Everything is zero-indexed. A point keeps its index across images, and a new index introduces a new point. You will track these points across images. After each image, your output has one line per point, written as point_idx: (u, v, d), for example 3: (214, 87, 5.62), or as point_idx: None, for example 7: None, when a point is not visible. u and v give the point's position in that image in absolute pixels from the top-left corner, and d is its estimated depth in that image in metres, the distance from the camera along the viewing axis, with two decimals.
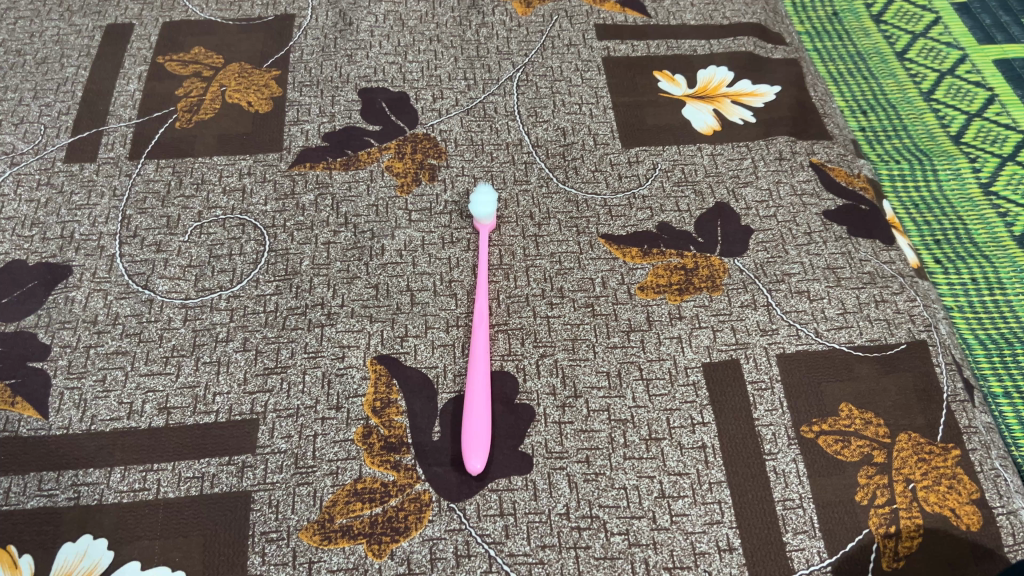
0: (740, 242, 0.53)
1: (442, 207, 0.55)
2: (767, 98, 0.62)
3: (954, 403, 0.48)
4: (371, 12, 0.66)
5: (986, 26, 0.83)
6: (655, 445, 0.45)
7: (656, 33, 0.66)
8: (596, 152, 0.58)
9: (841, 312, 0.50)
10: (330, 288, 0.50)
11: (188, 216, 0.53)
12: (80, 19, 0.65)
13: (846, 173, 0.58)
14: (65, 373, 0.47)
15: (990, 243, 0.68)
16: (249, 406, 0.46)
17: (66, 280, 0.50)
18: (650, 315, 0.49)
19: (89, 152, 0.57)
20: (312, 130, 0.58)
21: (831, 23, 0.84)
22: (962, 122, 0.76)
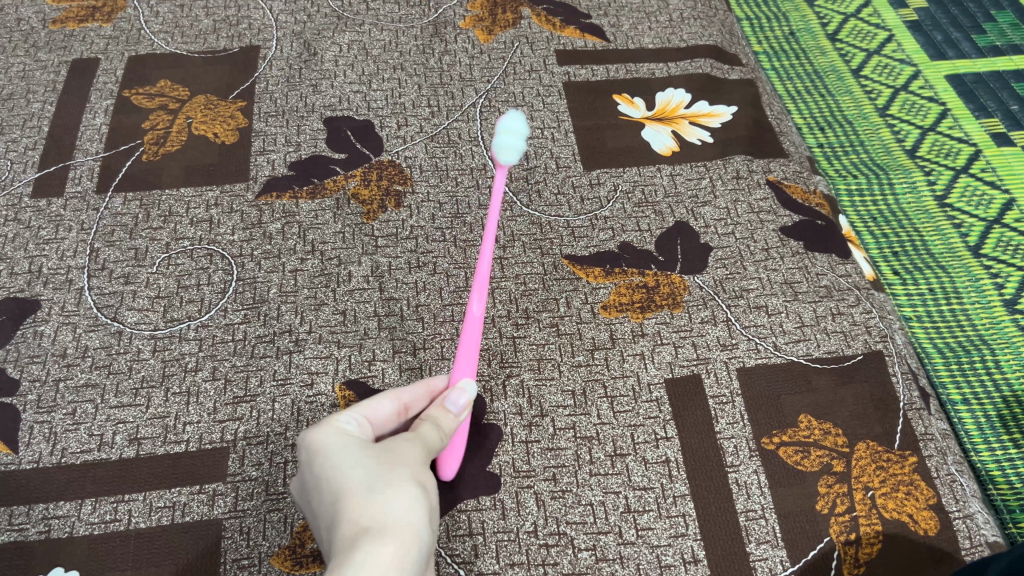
0: (700, 259, 0.54)
1: (408, 232, 0.55)
2: (724, 118, 0.64)
3: (910, 411, 0.49)
4: (335, 43, 0.67)
5: (938, 42, 0.85)
6: (620, 461, 0.46)
7: (615, 57, 0.67)
8: (559, 175, 0.59)
9: (798, 325, 0.52)
10: (298, 315, 0.51)
11: (156, 247, 0.54)
12: (45, 55, 0.65)
13: (802, 190, 0.60)
14: (35, 407, 0.47)
15: (947, 254, 0.69)
16: (219, 435, 0.46)
17: (34, 314, 0.51)
18: (613, 333, 0.50)
19: (57, 187, 0.57)
20: (278, 159, 0.59)
21: (788, 43, 0.86)
22: (916, 135, 0.78)
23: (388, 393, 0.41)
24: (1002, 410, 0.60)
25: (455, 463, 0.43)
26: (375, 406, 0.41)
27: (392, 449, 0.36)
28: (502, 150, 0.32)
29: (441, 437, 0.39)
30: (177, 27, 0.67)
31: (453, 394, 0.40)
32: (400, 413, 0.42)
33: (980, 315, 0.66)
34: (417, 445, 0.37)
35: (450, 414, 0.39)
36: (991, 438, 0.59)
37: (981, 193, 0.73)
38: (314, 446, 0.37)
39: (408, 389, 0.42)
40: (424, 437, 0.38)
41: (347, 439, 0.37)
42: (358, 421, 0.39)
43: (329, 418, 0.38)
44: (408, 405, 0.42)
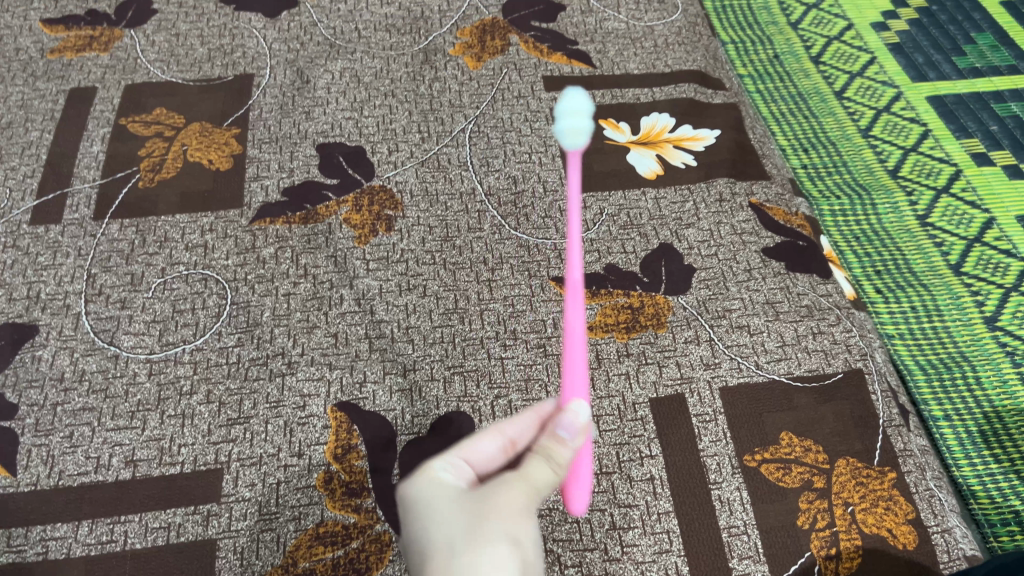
0: (683, 280, 0.56)
1: (398, 255, 0.57)
2: (708, 142, 0.65)
3: (890, 428, 0.50)
4: (328, 70, 0.68)
5: (919, 64, 0.87)
6: (605, 479, 0.47)
7: (601, 83, 0.69)
8: (546, 199, 0.60)
9: (780, 345, 0.53)
10: (290, 338, 0.52)
11: (152, 272, 0.55)
12: (44, 84, 0.66)
13: (784, 212, 0.61)
14: (33, 431, 0.48)
15: (929, 272, 0.71)
16: (214, 456, 0.47)
17: (32, 339, 0.52)
18: (598, 354, 0.52)
19: (55, 214, 0.58)
20: (271, 185, 0.60)
21: (772, 66, 0.88)
22: (898, 156, 0.79)
23: (492, 430, 0.38)
24: (983, 425, 0.62)
25: (582, 495, 0.38)
26: (475, 448, 0.37)
27: (484, 500, 0.33)
28: (568, 135, 0.29)
29: (554, 473, 0.34)
30: (172, 56, 0.69)
31: (565, 417, 0.34)
32: (507, 449, 0.38)
33: (961, 332, 0.67)
34: (518, 491, 0.33)
35: (563, 443, 0.34)
36: (973, 454, 0.60)
37: (962, 212, 0.75)
38: (406, 498, 0.34)
39: (514, 422, 0.39)
40: (528, 478, 0.34)
41: (439, 491, 0.34)
42: (455, 465, 0.36)
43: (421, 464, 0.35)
44: (515, 440, 0.38)
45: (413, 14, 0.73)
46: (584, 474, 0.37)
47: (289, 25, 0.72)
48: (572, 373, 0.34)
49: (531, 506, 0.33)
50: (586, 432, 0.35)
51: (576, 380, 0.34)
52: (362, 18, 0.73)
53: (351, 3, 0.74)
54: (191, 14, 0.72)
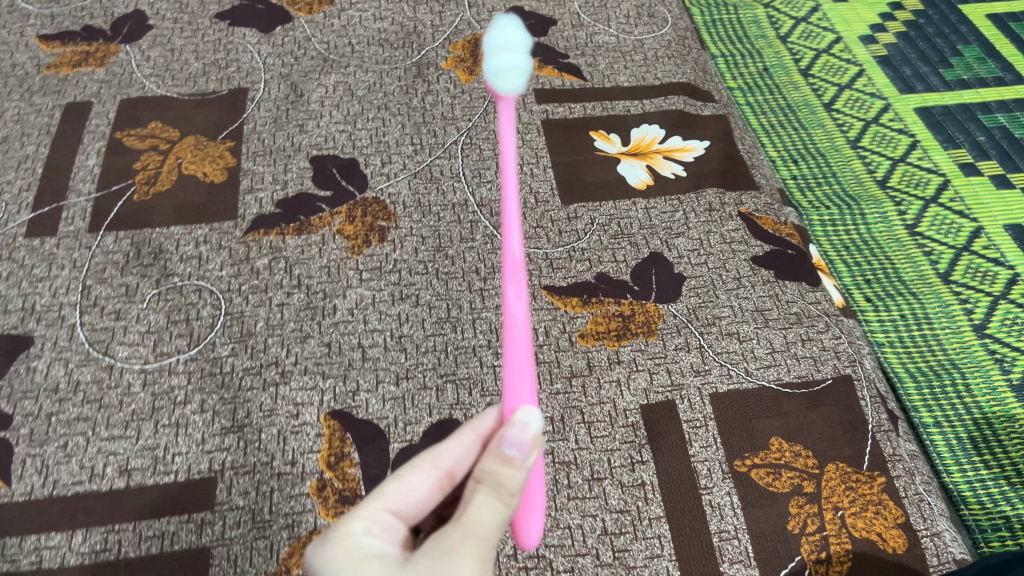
0: (674, 288, 0.56)
1: (391, 265, 0.57)
2: (697, 153, 0.66)
3: (879, 433, 0.51)
4: (321, 84, 0.69)
5: (906, 76, 0.88)
6: (597, 485, 0.47)
7: (591, 95, 0.70)
8: (537, 210, 0.61)
9: (769, 351, 0.53)
10: (284, 348, 0.53)
11: (146, 284, 0.56)
12: (40, 99, 0.67)
13: (773, 221, 0.62)
14: (28, 441, 0.48)
15: (917, 280, 0.71)
16: (208, 465, 0.47)
17: (27, 350, 0.52)
18: (590, 361, 0.52)
19: (50, 226, 0.59)
20: (265, 198, 0.61)
21: (762, 78, 0.89)
22: (887, 167, 0.80)
23: (426, 463, 0.35)
24: (973, 432, 0.62)
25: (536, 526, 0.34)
26: (406, 491, 0.34)
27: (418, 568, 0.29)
28: (501, 76, 0.26)
29: (503, 502, 0.31)
30: (167, 71, 0.70)
31: (510, 432, 0.31)
32: (443, 484, 0.35)
33: (950, 340, 0.68)
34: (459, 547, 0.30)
35: (513, 464, 0.31)
36: (963, 460, 0.61)
37: (950, 222, 0.76)
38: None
39: (449, 450, 0.36)
40: (471, 528, 0.30)
41: (364, 564, 0.30)
42: (381, 523, 0.33)
43: (337, 532, 0.32)
44: (451, 471, 0.35)
45: (406, 29, 0.74)
46: (531, 500, 0.34)
47: (283, 40, 0.72)
48: (519, 378, 0.31)
49: (481, 560, 0.30)
50: (537, 447, 0.32)
51: (521, 380, 0.31)
52: (355, 32, 0.74)
53: (345, 17, 0.75)
54: (186, 29, 0.73)
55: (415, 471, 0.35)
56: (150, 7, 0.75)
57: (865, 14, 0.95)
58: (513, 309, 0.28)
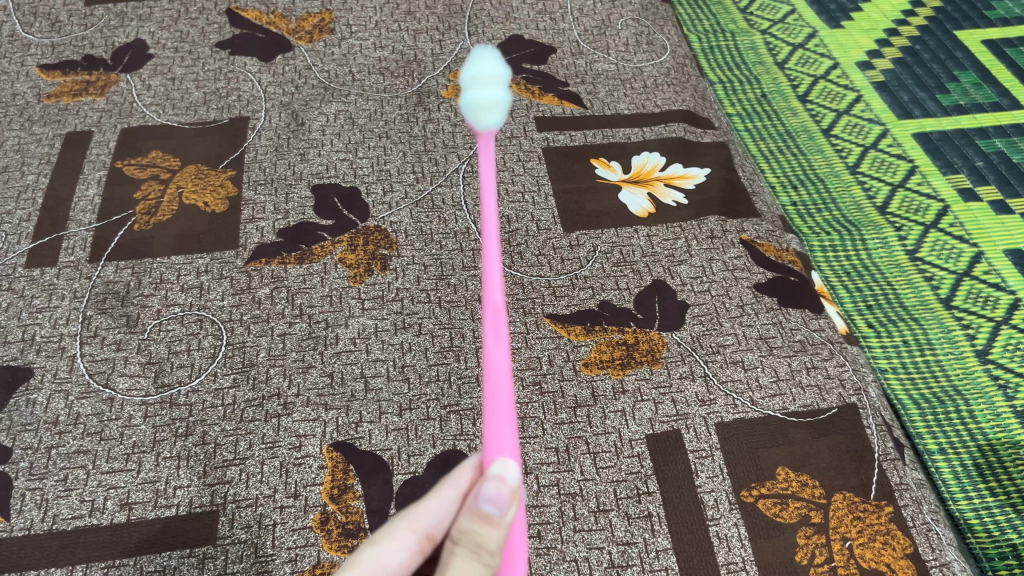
0: (677, 316, 0.56)
1: (394, 294, 0.57)
2: (698, 180, 0.66)
3: (885, 462, 0.51)
4: (323, 112, 0.69)
5: (904, 102, 0.89)
6: (603, 517, 0.46)
7: (592, 123, 0.70)
8: (539, 238, 0.61)
9: (774, 380, 0.53)
10: (286, 378, 0.52)
11: (147, 314, 0.55)
12: (40, 128, 0.67)
13: (775, 248, 0.62)
14: (27, 475, 0.48)
15: (919, 306, 0.71)
16: (209, 498, 0.47)
17: (27, 382, 0.52)
18: (594, 391, 0.52)
19: (50, 257, 0.58)
20: (267, 227, 0.61)
21: (760, 104, 0.89)
22: (886, 192, 0.80)
23: (405, 526, 0.32)
24: (978, 459, 0.62)
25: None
26: (382, 559, 0.31)
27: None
28: (478, 110, 0.21)
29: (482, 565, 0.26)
30: (168, 100, 0.70)
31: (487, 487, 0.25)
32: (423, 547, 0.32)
33: (953, 366, 0.67)
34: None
35: (492, 523, 0.26)
36: (969, 488, 0.60)
37: (951, 247, 0.76)
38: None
39: (425, 510, 0.31)
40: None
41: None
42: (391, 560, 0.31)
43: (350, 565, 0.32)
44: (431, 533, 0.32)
45: (406, 57, 0.75)
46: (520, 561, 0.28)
47: (283, 69, 0.73)
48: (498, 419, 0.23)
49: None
50: (519, 497, 0.25)
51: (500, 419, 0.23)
52: (356, 61, 0.74)
53: (345, 46, 0.75)
54: (187, 58, 0.73)
55: (389, 538, 0.32)
56: (150, 35, 0.75)
57: (861, 40, 0.96)
58: (493, 356, 0.22)
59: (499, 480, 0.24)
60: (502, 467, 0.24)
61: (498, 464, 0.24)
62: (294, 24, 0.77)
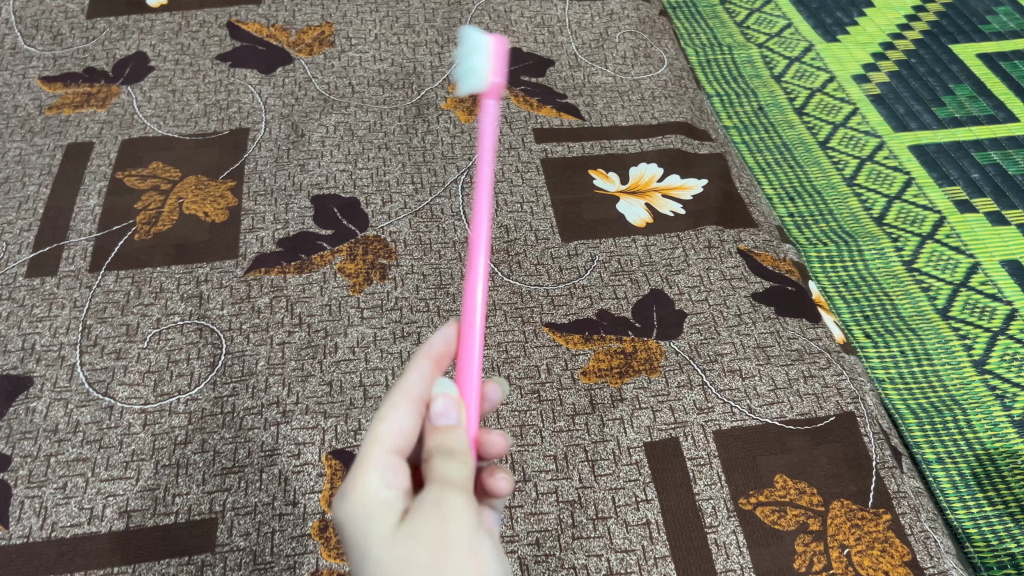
0: (675, 325, 0.56)
1: (393, 303, 0.57)
2: (695, 191, 0.67)
3: (883, 470, 0.51)
4: (322, 124, 0.70)
5: (900, 114, 0.89)
6: (602, 524, 0.46)
7: (590, 134, 0.70)
8: (538, 247, 0.61)
9: (771, 388, 0.53)
10: (285, 387, 0.52)
11: (147, 323, 0.56)
12: (41, 139, 0.67)
13: (772, 258, 0.62)
14: (26, 483, 0.48)
15: (916, 316, 0.72)
16: (208, 505, 0.47)
17: (26, 391, 0.52)
18: (592, 399, 0.52)
19: (51, 266, 0.59)
20: (266, 237, 0.61)
21: (757, 117, 0.90)
22: (883, 204, 0.81)
23: (377, 447, 0.33)
24: (976, 468, 0.62)
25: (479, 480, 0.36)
26: (396, 426, 0.34)
27: (433, 524, 0.30)
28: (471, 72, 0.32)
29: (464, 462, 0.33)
30: (168, 111, 0.70)
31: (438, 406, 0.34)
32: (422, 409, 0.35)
33: (951, 375, 0.68)
34: (456, 502, 0.31)
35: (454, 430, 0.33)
36: (967, 497, 0.60)
37: (948, 258, 0.76)
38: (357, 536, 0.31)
39: (388, 426, 0.34)
40: (457, 486, 0.31)
41: (381, 517, 0.31)
42: (389, 466, 0.32)
43: (353, 489, 0.32)
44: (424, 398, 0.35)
45: (405, 70, 0.75)
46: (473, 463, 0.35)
47: (284, 81, 0.73)
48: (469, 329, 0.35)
49: (473, 510, 0.31)
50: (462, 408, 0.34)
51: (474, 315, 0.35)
52: (356, 73, 0.74)
53: (345, 58, 0.75)
54: (188, 70, 0.74)
55: (398, 408, 0.34)
56: (151, 48, 0.76)
57: (857, 53, 0.97)
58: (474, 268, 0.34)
59: (447, 393, 0.34)
60: (448, 384, 0.34)
61: (442, 383, 0.34)
62: (294, 37, 0.77)
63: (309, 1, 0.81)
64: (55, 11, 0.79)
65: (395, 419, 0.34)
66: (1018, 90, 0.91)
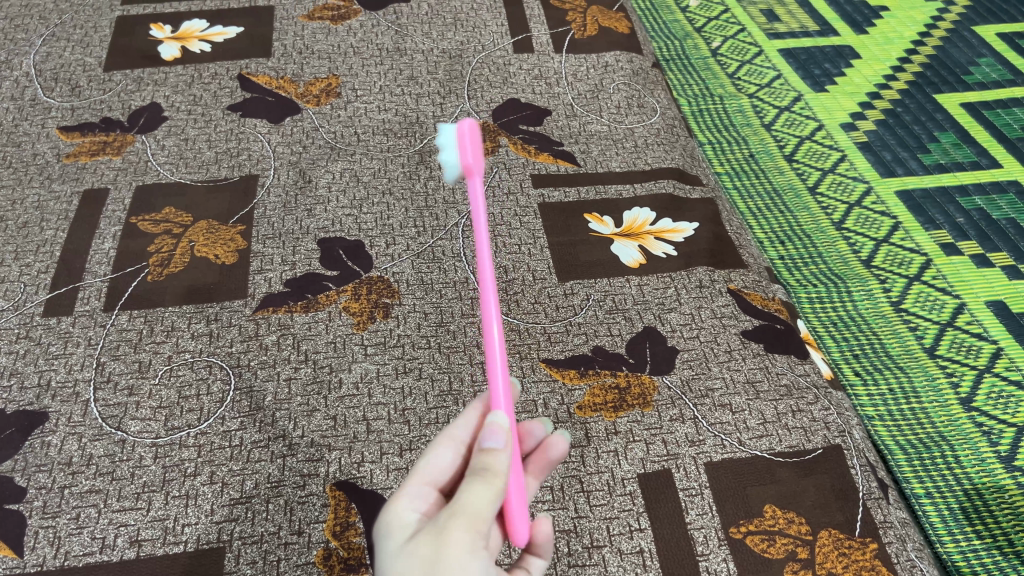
0: (667, 361, 0.58)
1: (395, 340, 0.60)
2: (687, 234, 0.69)
3: (869, 501, 0.53)
4: (329, 171, 0.73)
5: (887, 161, 0.92)
6: (597, 552, 0.48)
7: (585, 180, 0.73)
8: (535, 287, 0.63)
9: (761, 422, 0.55)
10: (291, 421, 0.54)
11: (158, 360, 0.58)
12: (59, 186, 0.70)
13: (761, 297, 0.65)
14: (40, 513, 0.49)
15: (904, 354, 0.74)
16: (216, 535, 0.49)
17: (42, 425, 0.54)
18: (588, 431, 0.54)
19: (66, 306, 0.61)
20: (274, 278, 0.64)
21: (748, 164, 0.93)
22: (871, 247, 0.83)
23: (414, 481, 0.38)
24: (964, 502, 0.63)
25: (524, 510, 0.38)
26: (435, 460, 0.39)
27: (432, 546, 0.33)
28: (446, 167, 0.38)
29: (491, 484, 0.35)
30: (181, 159, 0.73)
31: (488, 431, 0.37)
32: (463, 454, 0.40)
33: (938, 413, 0.69)
34: (455, 526, 0.33)
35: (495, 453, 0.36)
36: (956, 531, 0.62)
37: (935, 299, 0.78)
38: (379, 552, 0.36)
39: (427, 464, 0.39)
40: (466, 508, 0.34)
41: (397, 537, 0.36)
42: (420, 495, 0.38)
43: (387, 509, 0.37)
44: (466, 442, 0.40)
45: (409, 119, 0.78)
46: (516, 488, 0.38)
47: (292, 130, 0.76)
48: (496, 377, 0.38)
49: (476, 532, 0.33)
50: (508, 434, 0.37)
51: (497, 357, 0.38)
52: (361, 123, 0.78)
53: (351, 109, 0.79)
54: (200, 120, 0.77)
55: (440, 445, 0.39)
56: (165, 99, 0.79)
57: (845, 102, 1.00)
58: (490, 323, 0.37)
59: (498, 423, 0.37)
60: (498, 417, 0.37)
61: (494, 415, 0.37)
62: (302, 89, 0.81)
63: (317, 54, 0.84)
64: (74, 64, 0.82)
65: (446, 452, 0.39)
66: (1001, 138, 0.94)
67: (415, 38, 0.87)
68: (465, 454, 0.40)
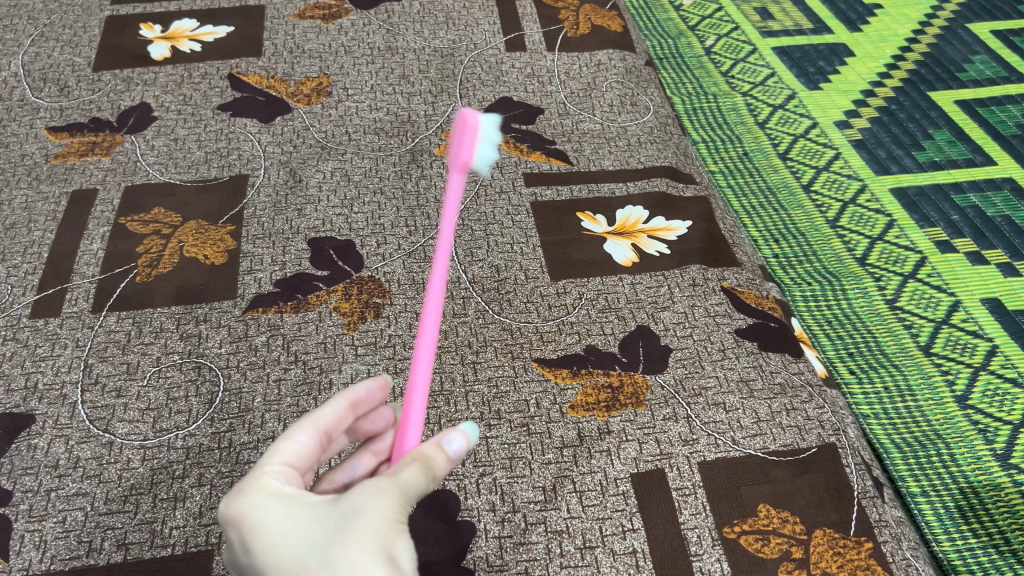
0: (660, 360, 0.58)
1: (386, 340, 0.59)
2: (680, 232, 0.69)
3: (865, 499, 0.52)
4: (319, 170, 0.72)
5: (881, 158, 0.92)
6: (590, 553, 0.47)
7: (578, 178, 0.73)
8: (528, 285, 0.63)
9: (755, 421, 0.55)
10: (280, 422, 0.54)
11: (147, 362, 0.57)
12: (47, 187, 0.69)
13: (755, 296, 0.64)
14: (26, 517, 0.49)
15: (900, 353, 0.73)
16: (205, 538, 0.48)
17: (28, 428, 0.53)
18: (580, 431, 0.53)
19: (54, 308, 0.60)
20: (264, 278, 0.63)
21: (742, 162, 0.92)
22: (866, 245, 0.83)
23: (273, 459, 0.38)
24: (961, 500, 0.63)
25: None
26: (295, 447, 0.39)
27: (351, 511, 0.33)
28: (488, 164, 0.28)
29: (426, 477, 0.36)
30: (171, 159, 0.72)
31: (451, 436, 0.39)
32: (320, 441, 0.40)
33: (934, 410, 0.69)
34: (386, 494, 0.34)
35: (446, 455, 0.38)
36: (952, 529, 0.61)
37: (929, 296, 0.78)
38: (258, 519, 0.35)
39: (290, 444, 0.38)
40: (399, 483, 0.35)
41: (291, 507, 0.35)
42: (283, 474, 0.37)
43: (256, 483, 0.36)
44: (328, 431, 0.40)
45: (400, 118, 0.78)
46: None
47: (282, 129, 0.76)
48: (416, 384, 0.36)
49: (403, 509, 0.34)
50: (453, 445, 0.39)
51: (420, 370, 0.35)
52: (353, 122, 0.77)
53: (342, 108, 0.78)
54: (190, 120, 0.76)
55: (299, 430, 0.39)
56: (154, 99, 0.78)
57: (839, 101, 1.00)
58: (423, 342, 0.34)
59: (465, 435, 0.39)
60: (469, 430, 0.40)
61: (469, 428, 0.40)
62: (293, 88, 0.80)
63: (308, 53, 0.84)
64: (63, 64, 0.82)
65: (304, 437, 0.39)
66: (996, 135, 0.94)
67: (407, 37, 0.87)
68: (320, 443, 0.40)
